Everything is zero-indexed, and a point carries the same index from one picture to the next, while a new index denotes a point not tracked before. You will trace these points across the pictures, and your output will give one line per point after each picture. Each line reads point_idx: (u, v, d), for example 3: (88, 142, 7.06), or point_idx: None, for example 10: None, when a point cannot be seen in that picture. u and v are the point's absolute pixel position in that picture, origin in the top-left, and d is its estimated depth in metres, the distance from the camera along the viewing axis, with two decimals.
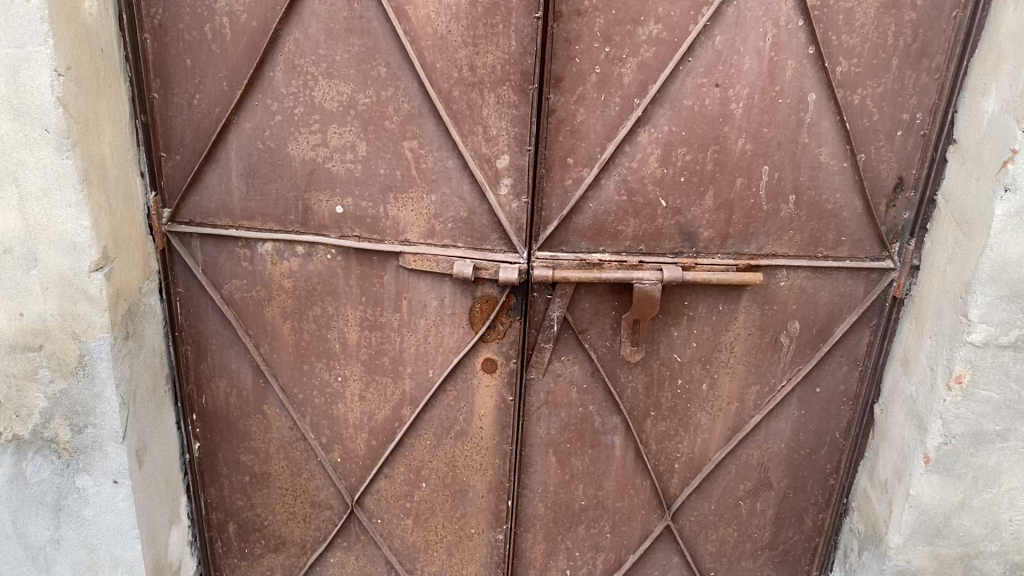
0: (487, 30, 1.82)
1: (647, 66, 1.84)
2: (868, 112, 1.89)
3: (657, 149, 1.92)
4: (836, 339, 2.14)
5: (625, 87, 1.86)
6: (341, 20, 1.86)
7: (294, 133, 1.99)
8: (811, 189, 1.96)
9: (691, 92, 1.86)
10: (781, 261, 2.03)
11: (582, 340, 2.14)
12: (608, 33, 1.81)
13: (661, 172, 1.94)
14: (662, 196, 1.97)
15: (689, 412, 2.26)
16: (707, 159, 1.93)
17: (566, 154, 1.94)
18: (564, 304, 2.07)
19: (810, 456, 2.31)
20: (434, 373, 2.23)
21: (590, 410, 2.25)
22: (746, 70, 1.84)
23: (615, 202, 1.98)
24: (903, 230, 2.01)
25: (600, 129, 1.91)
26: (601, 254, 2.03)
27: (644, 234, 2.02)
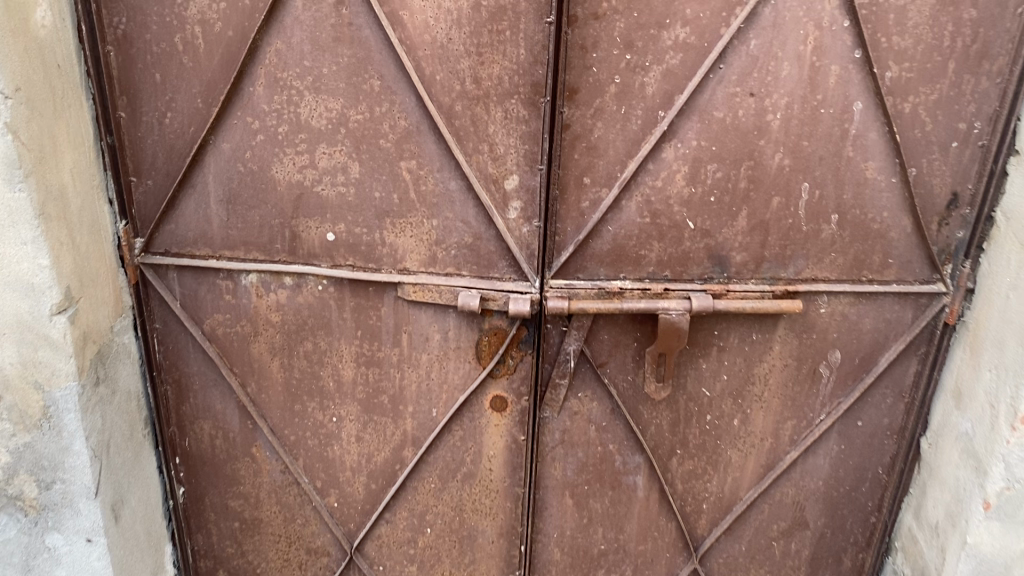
0: (493, 37, 1.61)
1: (673, 75, 1.63)
2: (920, 121, 1.69)
3: (685, 166, 1.71)
4: (880, 370, 1.94)
5: (649, 99, 1.65)
6: (329, 28, 1.66)
7: (278, 154, 1.78)
8: (856, 208, 1.76)
9: (723, 103, 1.66)
10: (821, 286, 1.84)
11: (601, 375, 1.94)
12: (629, 39, 1.60)
13: (689, 191, 1.74)
14: (690, 217, 1.77)
15: (718, 449, 2.06)
16: (740, 177, 1.73)
17: (582, 173, 1.73)
18: (580, 337, 1.87)
19: (851, 493, 2.12)
20: (438, 413, 2.03)
21: (610, 448, 2.05)
22: (784, 77, 1.64)
23: (637, 225, 1.77)
24: (956, 251, 1.81)
25: (620, 145, 1.69)
26: (622, 282, 1.82)
27: (669, 259, 1.81)
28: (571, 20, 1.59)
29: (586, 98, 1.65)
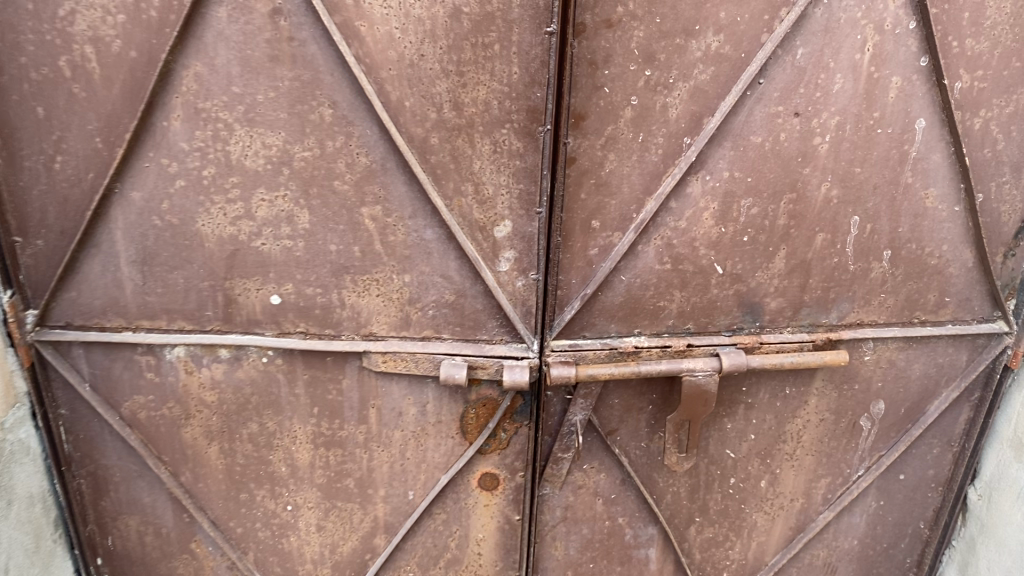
0: (477, 52, 1.27)
1: (702, 93, 1.31)
2: (992, 139, 1.41)
3: (714, 202, 1.40)
4: (929, 421, 1.68)
5: (672, 123, 1.33)
6: (263, 44, 1.28)
7: (204, 203, 1.40)
8: (912, 243, 1.48)
9: (762, 126, 1.35)
10: (868, 332, 1.56)
11: (611, 444, 1.63)
12: (650, 51, 1.27)
13: (718, 231, 1.43)
14: (718, 261, 1.46)
15: (742, 514, 1.78)
16: (779, 212, 1.43)
17: (590, 215, 1.40)
18: (589, 405, 1.55)
19: (888, 551, 1.87)
20: (415, 495, 1.70)
21: (619, 522, 1.75)
22: (836, 92, 1.33)
23: (656, 273, 1.46)
24: (1023, 284, 1.57)
25: (636, 180, 1.37)
26: (637, 338, 1.49)
27: (692, 310, 1.50)
28: (577, 30, 1.25)
29: (596, 125, 1.32)
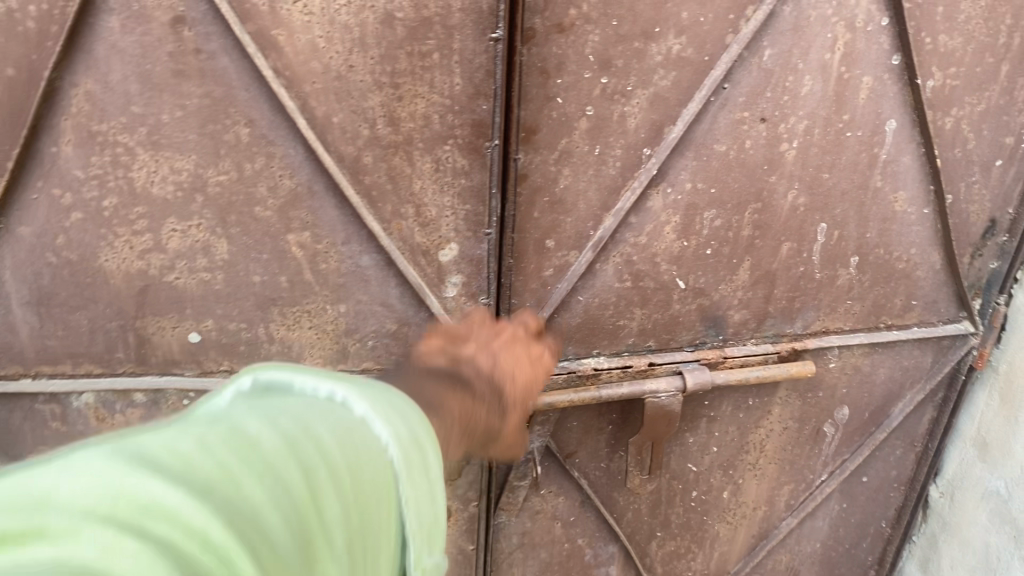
0: (414, 62, 1.13)
1: (663, 101, 1.20)
2: (962, 139, 1.34)
3: (676, 216, 1.30)
4: (893, 424, 1.63)
5: (631, 133, 1.21)
6: (165, 57, 1.12)
7: (107, 235, 1.22)
8: (879, 247, 1.41)
9: (726, 133, 1.24)
10: (835, 339, 1.48)
11: (570, 468, 1.53)
12: (606, 57, 1.16)
13: (680, 245, 1.33)
14: (681, 275, 1.36)
15: (705, 526, 1.71)
16: (744, 223, 1.33)
17: (544, 234, 1.27)
18: (547, 432, 1.44)
19: (851, 551, 1.83)
20: None
21: (578, 543, 1.66)
22: (804, 95, 1.24)
23: (615, 291, 1.35)
24: (988, 284, 1.51)
25: (592, 195, 1.25)
26: (596, 360, 1.37)
27: (654, 326, 1.40)
28: (528, 37, 1.13)
29: (549, 138, 1.20)
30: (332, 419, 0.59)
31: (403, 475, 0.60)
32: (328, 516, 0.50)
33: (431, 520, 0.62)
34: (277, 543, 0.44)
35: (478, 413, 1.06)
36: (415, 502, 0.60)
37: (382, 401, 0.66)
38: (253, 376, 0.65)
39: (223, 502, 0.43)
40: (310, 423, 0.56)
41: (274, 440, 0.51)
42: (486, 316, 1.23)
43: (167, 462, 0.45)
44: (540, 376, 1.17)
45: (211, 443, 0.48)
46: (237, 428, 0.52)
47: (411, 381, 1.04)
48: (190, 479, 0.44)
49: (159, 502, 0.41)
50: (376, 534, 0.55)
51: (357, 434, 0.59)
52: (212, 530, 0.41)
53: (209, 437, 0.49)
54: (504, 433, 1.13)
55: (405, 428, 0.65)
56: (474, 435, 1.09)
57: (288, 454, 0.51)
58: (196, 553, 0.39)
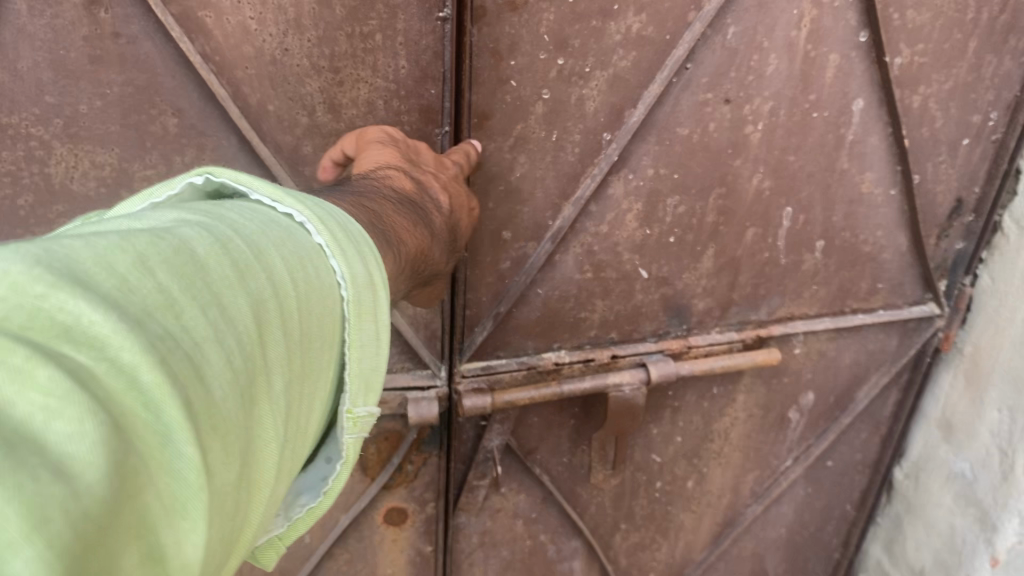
0: (355, 44, 1.05)
1: (623, 83, 1.13)
2: (930, 117, 1.30)
3: (638, 203, 1.24)
4: (858, 408, 1.61)
5: (590, 118, 1.15)
6: (79, 43, 1.01)
7: (22, 234, 1.12)
8: (846, 231, 1.37)
9: (689, 116, 1.18)
10: (800, 326, 1.44)
11: (531, 465, 1.48)
12: (562, 37, 1.08)
13: (642, 233, 1.27)
14: (643, 265, 1.30)
15: (669, 516, 1.67)
16: (708, 209, 1.28)
17: (500, 225, 1.20)
18: (507, 429, 1.39)
19: (815, 534, 1.84)
20: (312, 538, 1.48)
21: (540, 539, 1.61)
22: (770, 76, 1.18)
23: (575, 283, 1.29)
24: (954, 266, 1.52)
25: (550, 183, 1.18)
26: (557, 353, 1.32)
27: (616, 318, 1.34)
28: (478, 15, 1.04)
29: (504, 123, 1.12)
30: (300, 244, 0.54)
31: (353, 318, 0.57)
32: (270, 354, 0.48)
33: (368, 365, 0.61)
34: (216, 383, 0.41)
35: (430, 252, 0.93)
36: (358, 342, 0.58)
37: (349, 230, 0.60)
38: (208, 174, 0.59)
39: (161, 335, 0.38)
40: (267, 239, 0.51)
41: (219, 253, 0.46)
42: (396, 131, 1.06)
43: (101, 274, 0.39)
44: (466, 217, 1.08)
45: (155, 250, 0.42)
46: (177, 235, 0.45)
47: (364, 198, 0.85)
48: (125, 302, 0.38)
49: (87, 333, 0.35)
50: (312, 366, 0.54)
51: (318, 262, 0.54)
52: (143, 371, 0.36)
53: (154, 241, 0.43)
54: (439, 264, 0.98)
55: (366, 252, 0.60)
56: (420, 274, 0.94)
57: (237, 281, 0.46)
58: (118, 393, 0.35)
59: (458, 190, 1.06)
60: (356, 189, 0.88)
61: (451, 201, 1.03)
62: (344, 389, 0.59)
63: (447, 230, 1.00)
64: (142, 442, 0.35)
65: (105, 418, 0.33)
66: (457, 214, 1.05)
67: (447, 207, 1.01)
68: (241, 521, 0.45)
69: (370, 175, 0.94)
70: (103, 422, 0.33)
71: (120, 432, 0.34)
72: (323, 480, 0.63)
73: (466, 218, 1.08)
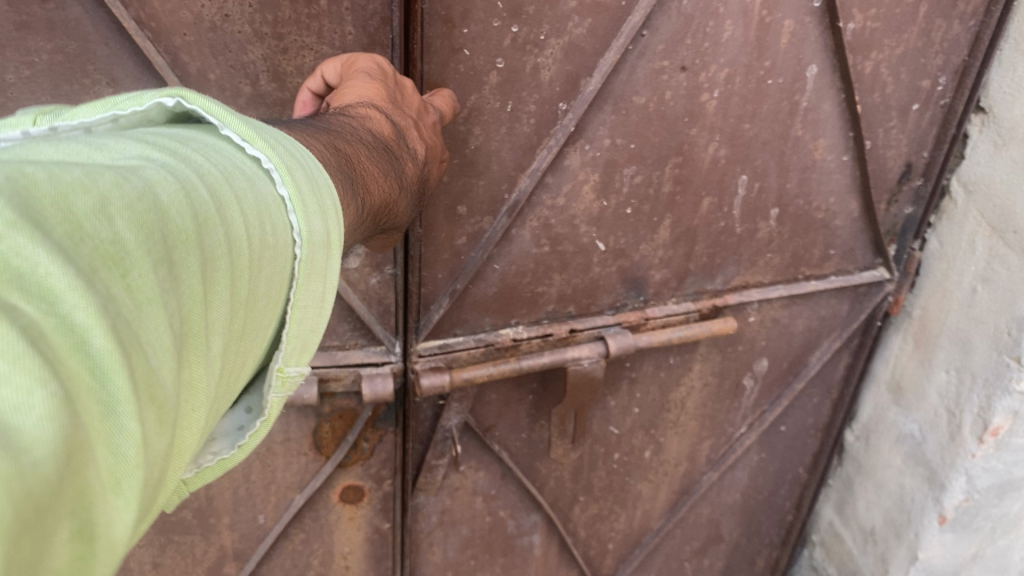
0: (299, 10, 1.01)
1: (577, 51, 1.10)
2: (881, 83, 1.30)
3: (595, 174, 1.22)
4: (810, 373, 1.63)
5: (545, 87, 1.12)
6: (3, 8, 0.95)
7: None
8: (800, 198, 1.37)
9: (646, 84, 1.16)
10: (755, 293, 1.45)
11: (490, 442, 1.46)
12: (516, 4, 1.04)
13: (599, 205, 1.25)
14: (600, 237, 1.29)
15: (627, 486, 1.68)
16: (664, 178, 1.26)
17: (456, 200, 1.16)
18: (464, 408, 1.37)
19: (768, 497, 1.88)
20: (266, 518, 1.45)
21: (500, 516, 1.60)
22: (726, 42, 1.16)
23: (533, 257, 1.27)
24: (903, 230, 1.54)
25: (507, 155, 1.15)
26: (515, 329, 1.31)
27: (575, 291, 1.33)
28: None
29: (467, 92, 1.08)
30: (263, 195, 0.52)
31: (302, 276, 0.56)
32: (214, 313, 0.46)
33: (307, 326, 0.59)
34: (157, 348, 0.38)
35: (397, 206, 0.85)
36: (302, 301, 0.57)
37: (314, 177, 0.57)
38: (178, 98, 0.55)
39: (108, 292, 0.36)
40: (230, 188, 0.49)
41: (183, 201, 0.44)
42: (387, 64, 0.98)
43: (59, 218, 0.36)
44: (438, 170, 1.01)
45: (119, 192, 0.39)
46: (135, 174, 0.42)
47: (336, 135, 0.76)
48: (78, 251, 0.36)
49: (42, 288, 0.32)
50: (252, 322, 0.52)
51: (277, 217, 0.52)
52: (96, 335, 0.33)
53: (116, 180, 0.40)
54: (402, 218, 0.90)
55: (327, 206, 0.58)
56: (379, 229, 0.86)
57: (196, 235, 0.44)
58: (64, 357, 0.32)
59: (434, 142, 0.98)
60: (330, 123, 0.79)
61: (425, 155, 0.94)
62: (280, 347, 0.58)
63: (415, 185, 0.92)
64: (87, 414, 0.33)
65: (56, 387, 0.31)
66: (426, 167, 0.96)
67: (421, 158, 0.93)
68: (165, 487, 0.43)
69: (346, 110, 0.85)
70: (53, 394, 0.30)
71: (70, 401, 0.31)
72: (241, 429, 0.62)
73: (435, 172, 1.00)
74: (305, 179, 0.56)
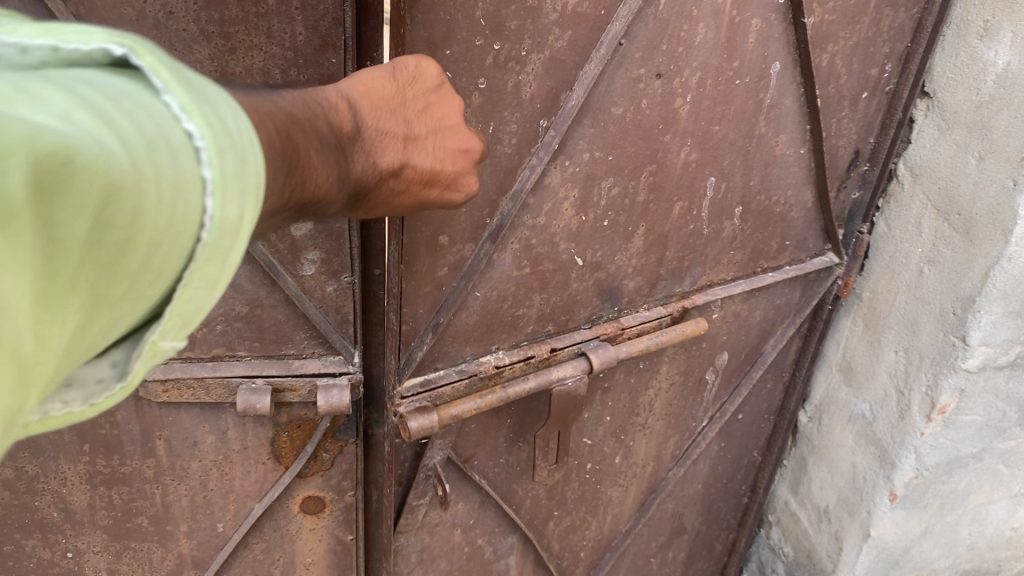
0: (246, 7, 0.97)
1: (558, 65, 1.07)
2: (836, 74, 1.32)
3: (574, 190, 1.18)
4: (766, 361, 1.65)
5: (526, 105, 1.07)
6: None
7: None
8: (762, 194, 1.38)
9: (623, 94, 1.14)
10: (721, 293, 1.45)
11: (469, 471, 1.43)
12: (499, 21, 0.98)
13: (578, 221, 1.22)
14: (577, 252, 1.26)
15: (598, 493, 1.66)
16: (640, 187, 1.25)
17: (437, 230, 1.09)
18: (447, 442, 1.34)
19: (727, 484, 1.90)
20: (226, 527, 1.42)
21: (478, 545, 1.57)
22: (698, 45, 1.15)
23: (514, 281, 1.22)
24: (851, 214, 1.56)
25: (489, 178, 1.09)
26: (497, 355, 1.24)
27: (553, 309, 1.29)
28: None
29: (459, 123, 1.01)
30: (181, 172, 0.44)
31: (201, 259, 0.47)
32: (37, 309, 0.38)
33: (196, 309, 0.51)
34: None
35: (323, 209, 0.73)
36: (191, 286, 0.48)
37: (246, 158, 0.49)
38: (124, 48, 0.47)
39: None
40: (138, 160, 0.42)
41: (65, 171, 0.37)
42: (431, 73, 0.87)
43: None
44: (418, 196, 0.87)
45: None
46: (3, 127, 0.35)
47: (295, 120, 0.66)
48: None
49: None
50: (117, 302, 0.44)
51: (186, 197, 0.45)
52: None
53: None
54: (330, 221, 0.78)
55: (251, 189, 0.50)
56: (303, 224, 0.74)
57: (47, 191, 0.37)
58: None
59: (418, 167, 0.84)
60: (284, 93, 0.70)
61: (392, 172, 0.81)
62: (157, 322, 0.49)
63: (358, 196, 0.79)
64: None
65: None
66: (391, 186, 0.83)
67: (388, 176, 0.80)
68: None
69: (318, 87, 0.75)
70: None
71: None
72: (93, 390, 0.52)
73: (407, 200, 0.86)
74: (236, 163, 0.48)
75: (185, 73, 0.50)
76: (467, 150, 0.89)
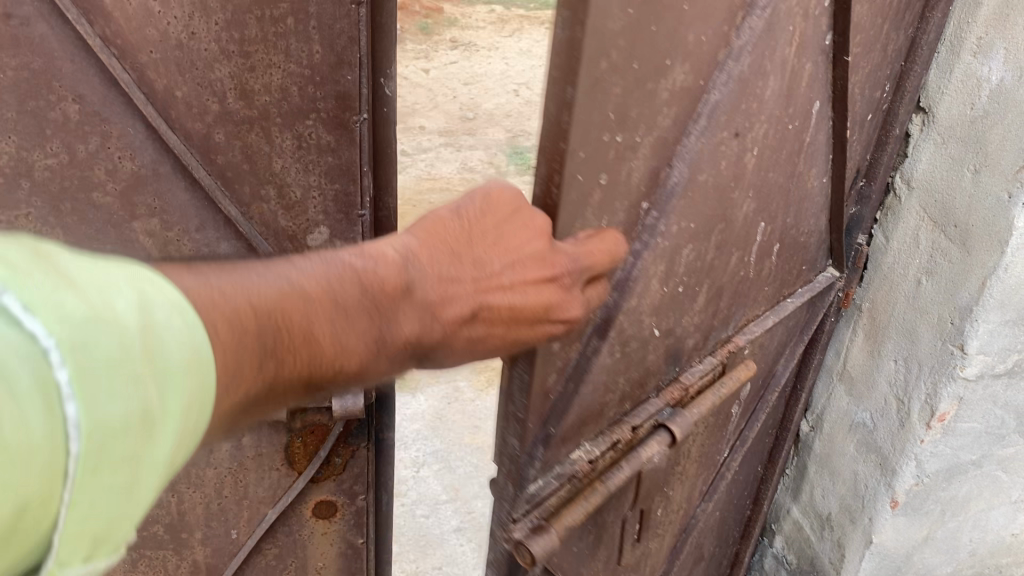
0: (266, 33, 1.20)
1: (662, 143, 1.04)
2: (857, 101, 1.35)
3: (661, 266, 1.13)
4: (777, 379, 1.67)
5: (633, 190, 1.03)
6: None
7: None
8: (794, 227, 1.42)
9: (710, 159, 1.10)
10: (756, 330, 1.44)
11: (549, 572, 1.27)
12: (625, 109, 0.93)
13: (660, 294, 1.16)
14: (655, 324, 1.20)
15: (642, 552, 1.55)
16: (710, 247, 1.22)
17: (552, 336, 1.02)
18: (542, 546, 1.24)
19: (736, 502, 1.90)
20: (240, 533, 1.49)
21: None
22: (768, 98, 1.16)
23: (606, 368, 1.14)
24: (850, 228, 1.59)
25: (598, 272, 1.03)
26: (585, 451, 1.18)
27: (630, 381, 1.22)
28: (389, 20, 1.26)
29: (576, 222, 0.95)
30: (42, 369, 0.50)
31: (92, 457, 0.52)
32: None
33: (102, 521, 0.54)
34: None
35: (363, 366, 0.80)
36: (85, 495, 0.52)
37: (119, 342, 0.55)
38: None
39: None
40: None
41: None
42: (502, 199, 0.86)
43: None
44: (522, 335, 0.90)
45: None
46: None
47: (293, 291, 0.75)
48: None
49: None
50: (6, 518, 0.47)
51: (52, 396, 0.50)
52: None
53: None
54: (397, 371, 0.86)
55: (131, 378, 0.56)
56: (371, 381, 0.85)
57: None
58: None
59: (492, 307, 0.86)
60: (307, 265, 0.79)
61: (460, 321, 0.84)
62: (52, 553, 0.52)
63: (430, 348, 0.85)
64: None
65: None
66: (473, 329, 0.86)
67: (453, 325, 0.84)
68: None
69: (368, 244, 0.82)
70: None
71: None
72: None
73: (511, 338, 0.89)
74: (114, 351, 0.54)
75: (39, 255, 0.56)
76: (553, 278, 0.88)
